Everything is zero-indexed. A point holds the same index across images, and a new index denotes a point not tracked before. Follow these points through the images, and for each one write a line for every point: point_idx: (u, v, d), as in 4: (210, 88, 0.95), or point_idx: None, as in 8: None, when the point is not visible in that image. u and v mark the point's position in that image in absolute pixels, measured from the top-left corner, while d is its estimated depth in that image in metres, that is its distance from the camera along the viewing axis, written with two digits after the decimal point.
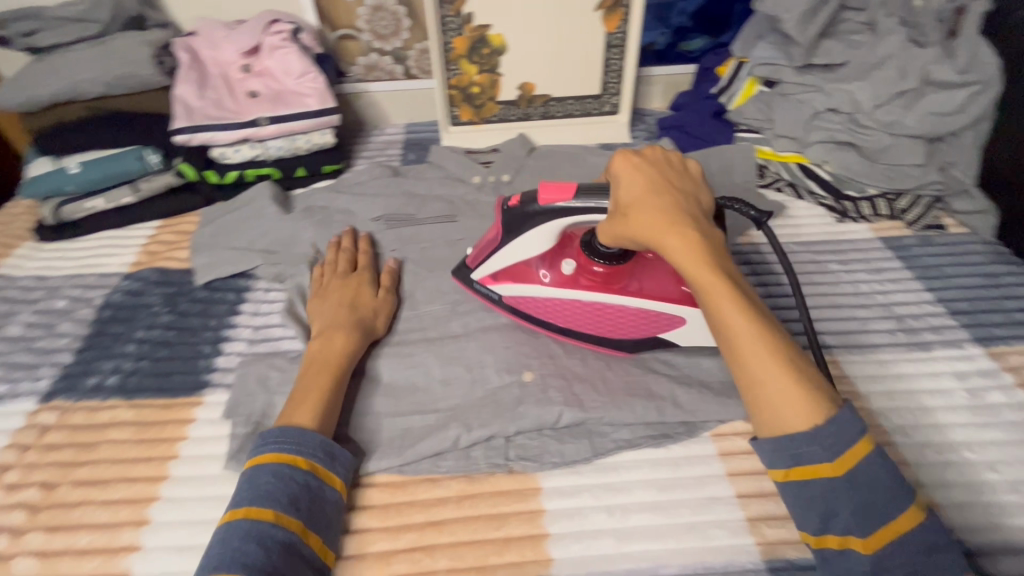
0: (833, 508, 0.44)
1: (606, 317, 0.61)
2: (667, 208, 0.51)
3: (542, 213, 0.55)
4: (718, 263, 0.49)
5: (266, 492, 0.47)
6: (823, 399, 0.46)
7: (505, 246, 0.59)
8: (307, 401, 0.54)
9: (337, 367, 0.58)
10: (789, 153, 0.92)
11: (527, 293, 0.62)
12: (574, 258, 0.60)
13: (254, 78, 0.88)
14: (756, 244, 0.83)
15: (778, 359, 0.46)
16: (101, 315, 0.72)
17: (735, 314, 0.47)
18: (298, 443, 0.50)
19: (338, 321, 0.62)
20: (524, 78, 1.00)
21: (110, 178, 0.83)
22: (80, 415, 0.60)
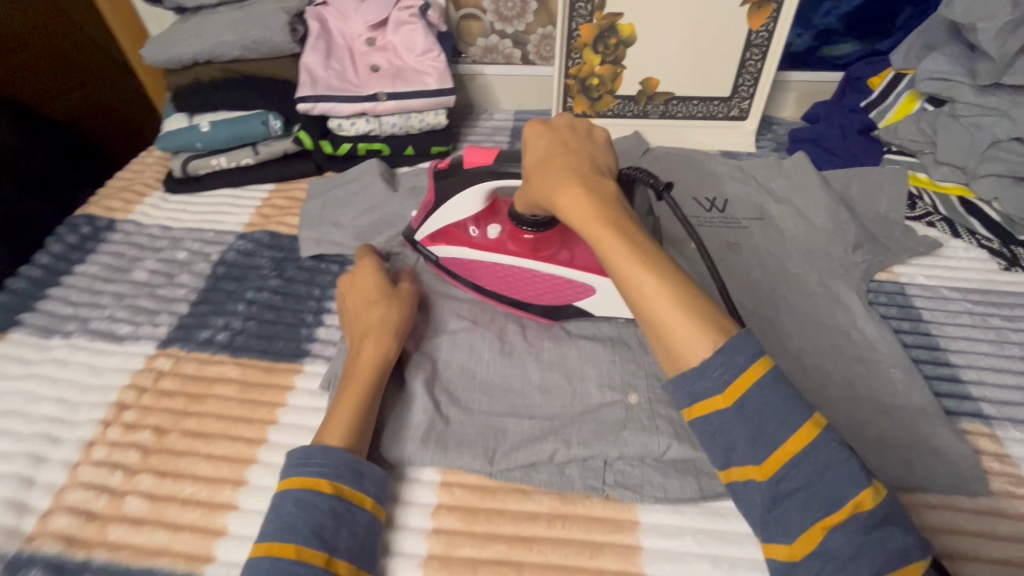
0: (729, 438, 0.41)
1: (533, 283, 0.63)
2: (557, 167, 0.52)
3: (469, 173, 0.59)
4: (604, 210, 0.48)
5: (289, 524, 0.43)
6: (712, 332, 0.42)
7: (439, 205, 0.62)
8: (337, 424, 0.50)
9: (367, 383, 0.53)
10: (951, 184, 0.81)
11: (460, 254, 0.64)
12: (499, 224, 0.63)
13: (377, 52, 0.88)
14: (899, 282, 0.73)
15: (659, 294, 0.44)
16: (216, 271, 0.74)
17: (629, 263, 0.45)
18: (330, 463, 0.47)
19: (368, 332, 0.56)
20: (649, 73, 0.94)
21: (236, 139, 0.85)
22: (192, 365, 0.63)
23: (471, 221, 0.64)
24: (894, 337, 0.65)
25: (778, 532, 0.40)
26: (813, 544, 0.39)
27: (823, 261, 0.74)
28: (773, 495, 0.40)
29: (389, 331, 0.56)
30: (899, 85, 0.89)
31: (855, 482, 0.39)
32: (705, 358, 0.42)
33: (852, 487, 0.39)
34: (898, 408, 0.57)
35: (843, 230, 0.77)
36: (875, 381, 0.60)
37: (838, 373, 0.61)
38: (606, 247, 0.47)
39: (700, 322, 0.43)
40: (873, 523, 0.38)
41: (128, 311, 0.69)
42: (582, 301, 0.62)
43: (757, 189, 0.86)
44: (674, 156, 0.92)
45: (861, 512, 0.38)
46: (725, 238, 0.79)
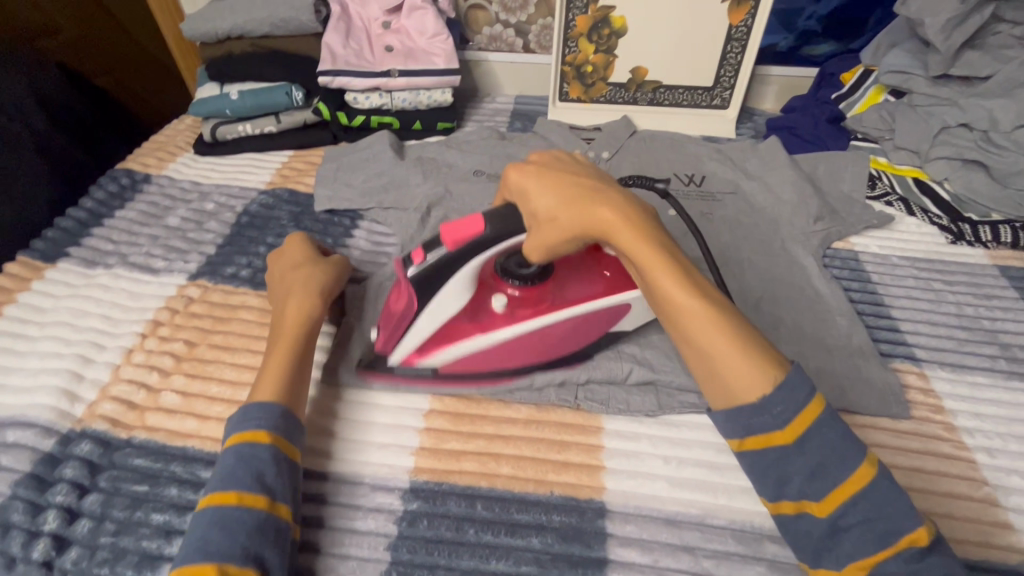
0: (786, 473, 0.43)
1: (541, 342, 0.58)
2: (594, 195, 0.46)
3: (459, 253, 0.50)
4: (663, 248, 0.45)
5: (230, 474, 0.45)
6: (773, 358, 0.44)
7: (419, 311, 0.54)
8: (269, 375, 0.53)
9: (290, 343, 0.56)
10: (907, 167, 0.89)
11: (466, 349, 0.57)
12: (502, 291, 0.56)
13: (391, 34, 0.97)
14: (853, 251, 0.82)
15: (727, 326, 0.44)
16: (240, 220, 0.83)
17: (704, 306, 0.44)
18: (264, 417, 0.49)
19: (293, 292, 0.60)
20: (638, 63, 1.03)
21: (261, 107, 0.95)
22: (218, 295, 0.71)
23: (461, 313, 0.56)
24: (842, 292, 0.73)
25: (830, 561, 0.43)
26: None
27: (787, 230, 0.82)
28: (830, 531, 0.42)
29: (315, 296, 0.60)
30: (866, 81, 0.99)
31: (907, 515, 0.41)
32: (773, 391, 0.43)
33: (910, 523, 0.41)
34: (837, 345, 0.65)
35: (807, 205, 0.85)
36: (818, 325, 0.68)
37: (787, 317, 0.69)
38: (676, 291, 0.44)
39: (762, 350, 0.44)
40: (925, 554, 0.40)
41: (163, 249, 0.77)
42: (620, 321, 0.61)
43: (733, 169, 0.94)
44: (659, 139, 1.01)
45: (916, 546, 0.40)
46: (700, 209, 0.87)
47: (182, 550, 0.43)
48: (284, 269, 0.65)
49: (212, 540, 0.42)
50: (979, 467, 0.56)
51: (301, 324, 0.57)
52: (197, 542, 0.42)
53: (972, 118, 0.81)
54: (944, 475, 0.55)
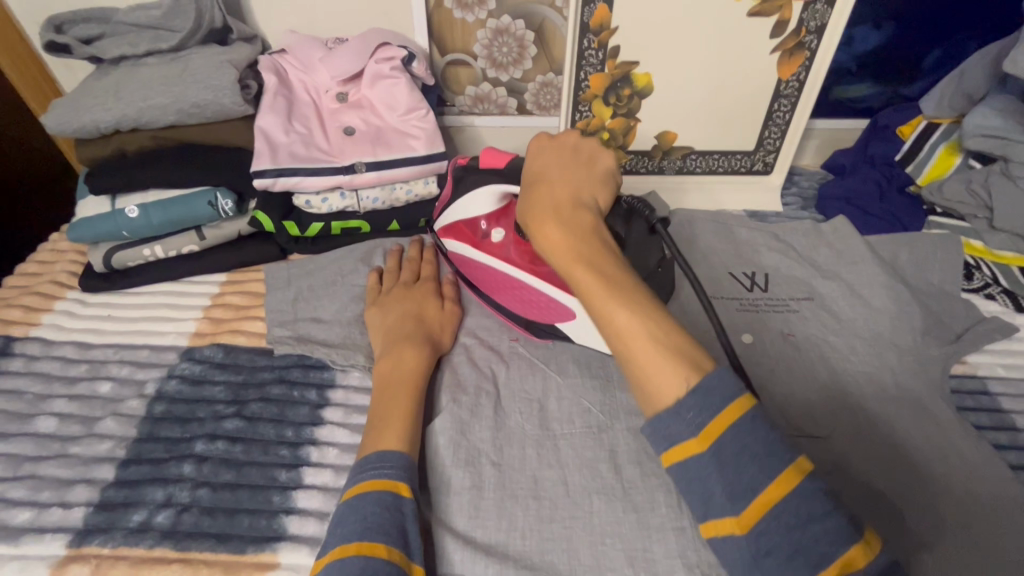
0: (707, 486, 0.38)
1: (519, 295, 0.63)
2: (542, 194, 0.54)
3: (485, 174, 0.63)
4: (582, 243, 0.49)
5: (373, 523, 0.43)
6: (688, 367, 0.41)
7: (454, 199, 0.66)
8: (393, 425, 0.51)
9: (412, 384, 0.55)
10: (1010, 254, 0.73)
11: (466, 251, 0.67)
12: (503, 227, 0.64)
13: (350, 111, 0.73)
14: (980, 376, 0.64)
15: (631, 320, 0.43)
16: (153, 411, 0.57)
17: (608, 304, 0.44)
18: (399, 468, 0.48)
19: (407, 338, 0.59)
20: (665, 126, 0.82)
21: (174, 223, 0.68)
22: (120, 570, 0.46)
23: (481, 220, 0.65)
24: (998, 457, 0.56)
25: None
26: None
27: (894, 353, 0.64)
28: (754, 552, 0.36)
29: (428, 349, 0.59)
30: (933, 136, 0.82)
31: (842, 536, 0.35)
32: (679, 398, 0.40)
33: (842, 543, 0.35)
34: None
35: (908, 315, 0.67)
36: (999, 530, 0.52)
37: (962, 524, 0.52)
38: (584, 283, 0.47)
39: (676, 355, 0.42)
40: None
41: (27, 488, 0.51)
42: (561, 324, 0.61)
43: (801, 263, 0.75)
44: (700, 221, 0.81)
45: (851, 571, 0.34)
46: (777, 328, 0.68)
47: None
48: (396, 290, 0.65)
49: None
50: None
51: (419, 369, 0.56)
52: None
53: None
54: None
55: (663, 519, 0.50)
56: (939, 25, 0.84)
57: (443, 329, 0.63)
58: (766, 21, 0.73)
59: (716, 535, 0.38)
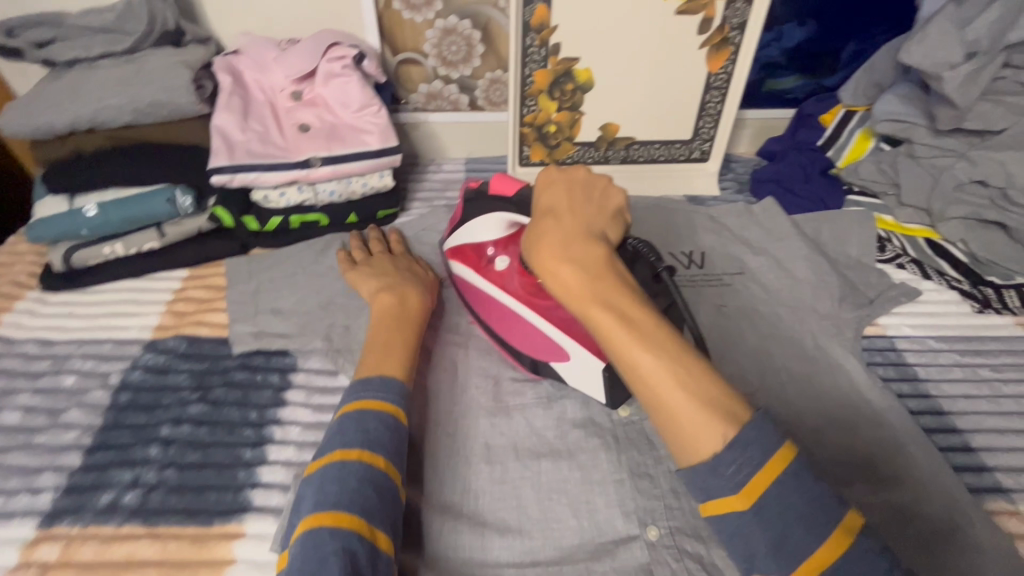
0: (750, 546, 0.37)
1: (518, 329, 0.61)
2: (551, 230, 0.48)
3: (495, 202, 0.62)
4: (599, 283, 0.44)
5: (376, 437, 0.46)
6: (728, 420, 0.38)
7: (463, 223, 0.64)
8: (396, 355, 0.54)
9: (412, 324, 0.59)
10: (916, 227, 0.81)
11: (469, 278, 0.64)
12: (509, 256, 0.61)
13: (305, 109, 0.76)
14: (889, 336, 0.71)
15: (666, 372, 0.39)
16: (118, 401, 0.59)
17: (636, 353, 0.40)
18: (397, 394, 0.51)
19: (404, 287, 0.63)
20: (608, 118, 0.88)
21: (134, 221, 0.70)
22: (91, 548, 0.49)
23: (489, 245, 0.63)
24: (899, 403, 0.63)
25: None
26: None
27: (814, 319, 0.71)
28: None
29: (423, 298, 0.63)
30: (850, 122, 0.90)
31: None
32: (718, 453, 0.37)
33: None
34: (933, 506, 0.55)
35: (826, 284, 0.74)
36: (899, 468, 0.57)
37: (866, 463, 0.58)
38: (606, 330, 0.42)
39: (710, 405, 0.38)
40: None
41: None
42: (558, 364, 0.59)
43: (734, 241, 0.81)
44: (643, 207, 0.87)
45: None
46: (712, 301, 0.74)
47: (325, 501, 0.42)
48: (378, 259, 0.69)
49: (367, 496, 0.43)
50: None
51: (417, 314, 0.61)
52: (347, 493, 0.42)
53: (987, 174, 0.73)
54: None
55: (604, 473, 0.55)
56: (851, 21, 0.91)
57: (427, 285, 0.67)
58: (693, 18, 0.79)
59: None
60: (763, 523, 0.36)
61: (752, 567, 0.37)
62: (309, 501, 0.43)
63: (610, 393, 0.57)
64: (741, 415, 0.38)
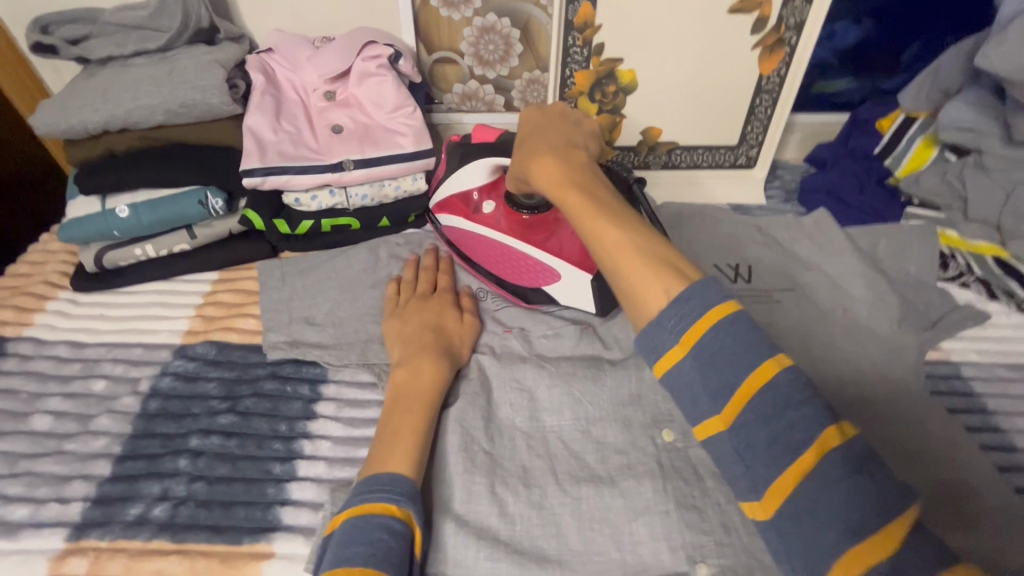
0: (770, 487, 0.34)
1: (510, 260, 0.68)
2: (538, 137, 0.54)
3: (479, 147, 0.68)
4: (574, 172, 0.48)
5: (381, 550, 0.42)
6: (678, 281, 0.39)
7: (448, 175, 0.71)
8: (404, 447, 0.50)
9: (426, 409, 0.53)
10: (983, 243, 0.75)
11: (458, 225, 0.71)
12: (494, 201, 0.70)
13: (338, 109, 0.73)
14: (954, 362, 0.66)
15: (625, 239, 0.42)
16: (148, 408, 0.58)
17: (602, 224, 0.43)
18: (404, 493, 0.46)
19: (427, 352, 0.58)
20: (650, 122, 0.83)
21: (166, 222, 0.69)
22: (118, 562, 0.47)
23: (474, 192, 0.70)
24: (969, 439, 0.58)
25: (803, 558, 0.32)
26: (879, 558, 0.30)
27: (871, 340, 0.66)
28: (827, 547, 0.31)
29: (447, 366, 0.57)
30: (910, 129, 0.84)
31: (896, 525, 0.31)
32: (662, 309, 0.38)
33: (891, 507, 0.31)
34: (1014, 553, 0.50)
35: (884, 304, 0.70)
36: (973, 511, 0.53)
37: (935, 504, 0.54)
38: (577, 208, 0.46)
39: (664, 268, 0.40)
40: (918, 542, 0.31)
41: (24, 485, 0.52)
42: (548, 286, 0.66)
43: (782, 255, 0.76)
44: (685, 214, 0.82)
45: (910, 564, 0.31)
46: (759, 318, 0.70)
47: None
48: (410, 305, 0.64)
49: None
50: None
51: (436, 388, 0.55)
52: None
53: None
54: None
55: (648, 503, 0.51)
56: (916, 20, 0.85)
57: (462, 342, 0.62)
58: (746, 17, 0.74)
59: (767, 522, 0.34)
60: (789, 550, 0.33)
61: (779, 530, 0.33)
62: None
63: (598, 302, 0.64)
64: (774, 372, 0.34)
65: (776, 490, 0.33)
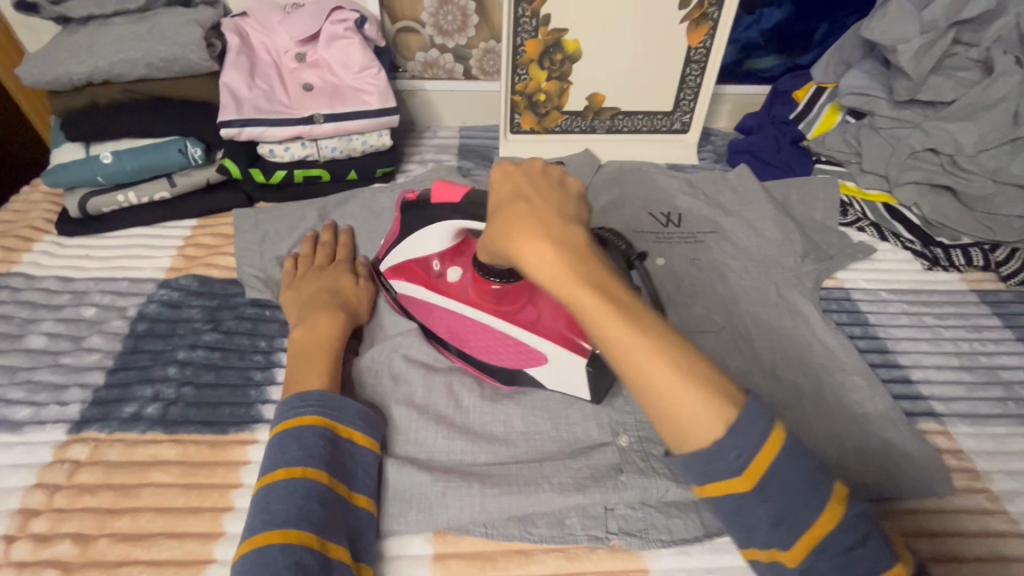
0: (750, 522, 0.35)
1: (488, 337, 0.59)
2: (521, 213, 0.41)
3: (436, 210, 0.55)
4: (585, 265, 0.39)
5: (316, 454, 0.47)
6: (724, 403, 0.35)
7: (405, 238, 0.59)
8: (317, 371, 0.54)
9: (332, 352, 0.57)
10: (875, 193, 0.87)
11: (420, 295, 0.62)
12: (459, 267, 0.60)
13: (309, 69, 0.80)
14: (845, 288, 0.78)
15: (661, 356, 0.35)
16: (136, 329, 0.64)
17: (637, 338, 0.36)
18: (324, 404, 0.50)
19: (328, 309, 0.60)
20: (595, 89, 0.93)
21: (147, 170, 0.74)
22: (115, 450, 0.54)
23: (434, 258, 0.61)
24: (851, 344, 0.68)
25: (757, 541, 0.36)
26: (806, 551, 0.34)
27: (777, 271, 0.77)
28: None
29: (346, 322, 0.60)
30: (820, 98, 0.96)
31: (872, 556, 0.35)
32: (718, 439, 0.34)
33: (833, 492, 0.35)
34: (871, 417, 0.61)
35: (791, 242, 0.81)
36: (844, 395, 0.63)
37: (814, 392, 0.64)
38: (597, 317, 0.37)
39: (708, 390, 0.35)
40: None
41: (25, 391, 0.57)
42: (532, 368, 0.58)
43: (708, 204, 0.87)
44: (626, 169, 0.92)
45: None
46: (685, 255, 0.80)
47: (274, 520, 0.43)
48: (308, 276, 0.66)
49: (313, 510, 0.44)
50: None
51: (339, 334, 0.58)
52: (292, 510, 0.43)
53: (938, 143, 0.80)
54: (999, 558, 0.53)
55: (582, 393, 0.60)
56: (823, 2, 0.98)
57: (360, 303, 0.64)
58: None
59: (717, 495, 0.35)
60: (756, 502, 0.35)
61: (749, 541, 0.36)
62: (250, 524, 0.44)
63: (594, 389, 0.56)
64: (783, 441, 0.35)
65: (750, 474, 0.34)
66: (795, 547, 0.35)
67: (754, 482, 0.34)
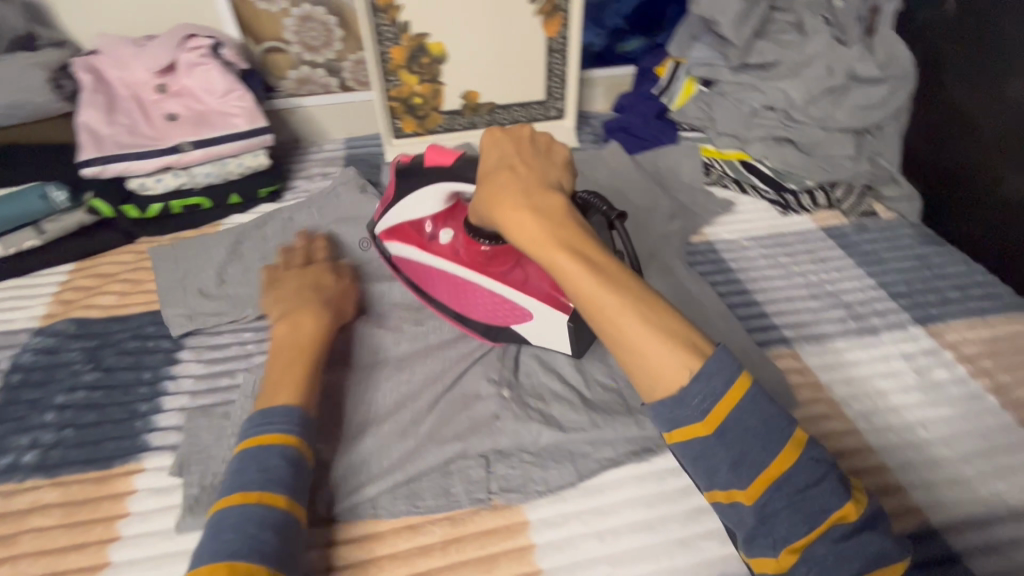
0: (711, 464, 0.40)
1: (474, 296, 0.62)
2: (502, 182, 0.48)
3: (430, 174, 0.56)
4: (555, 226, 0.45)
5: (275, 477, 0.46)
6: (690, 353, 0.40)
7: (396, 201, 0.60)
8: (288, 381, 0.53)
9: (311, 358, 0.56)
10: (732, 151, 0.94)
11: (414, 256, 0.63)
12: (451, 229, 0.61)
13: (171, 99, 0.80)
14: (710, 242, 0.85)
15: (616, 303, 0.41)
16: (10, 381, 0.63)
17: (605, 292, 0.42)
18: (290, 420, 0.50)
19: (313, 309, 0.60)
20: (467, 87, 0.97)
21: (7, 221, 0.72)
22: None
23: (426, 221, 0.62)
24: (713, 291, 0.75)
25: (723, 485, 0.40)
26: (762, 489, 0.39)
27: (648, 234, 0.84)
28: (759, 517, 0.39)
29: (326, 323, 0.60)
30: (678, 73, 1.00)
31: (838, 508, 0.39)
32: (684, 386, 0.39)
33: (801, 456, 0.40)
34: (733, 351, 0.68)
35: (660, 206, 0.87)
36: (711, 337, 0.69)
37: None
38: (568, 273, 0.43)
39: (677, 343, 0.40)
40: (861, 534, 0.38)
41: None
42: (518, 325, 0.61)
43: (585, 181, 0.92)
44: None
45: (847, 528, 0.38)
46: None
47: (225, 546, 0.42)
48: (289, 275, 0.65)
49: (267, 539, 0.43)
50: (864, 435, 0.61)
51: (319, 334, 0.58)
52: (246, 537, 0.42)
53: (773, 101, 0.88)
54: (841, 455, 0.59)
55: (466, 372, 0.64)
56: None
57: (342, 300, 0.65)
58: None
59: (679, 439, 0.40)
60: (718, 445, 0.39)
61: (714, 485, 0.40)
62: (199, 549, 0.42)
63: (573, 342, 0.60)
64: (741, 393, 0.40)
65: (712, 416, 0.39)
66: (750, 486, 0.39)
67: (677, 410, 0.40)
